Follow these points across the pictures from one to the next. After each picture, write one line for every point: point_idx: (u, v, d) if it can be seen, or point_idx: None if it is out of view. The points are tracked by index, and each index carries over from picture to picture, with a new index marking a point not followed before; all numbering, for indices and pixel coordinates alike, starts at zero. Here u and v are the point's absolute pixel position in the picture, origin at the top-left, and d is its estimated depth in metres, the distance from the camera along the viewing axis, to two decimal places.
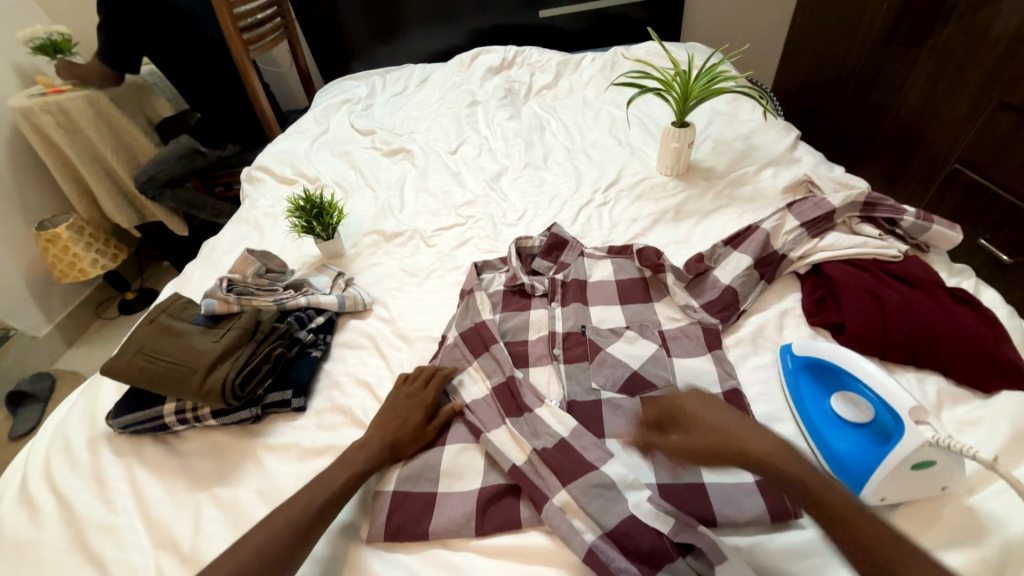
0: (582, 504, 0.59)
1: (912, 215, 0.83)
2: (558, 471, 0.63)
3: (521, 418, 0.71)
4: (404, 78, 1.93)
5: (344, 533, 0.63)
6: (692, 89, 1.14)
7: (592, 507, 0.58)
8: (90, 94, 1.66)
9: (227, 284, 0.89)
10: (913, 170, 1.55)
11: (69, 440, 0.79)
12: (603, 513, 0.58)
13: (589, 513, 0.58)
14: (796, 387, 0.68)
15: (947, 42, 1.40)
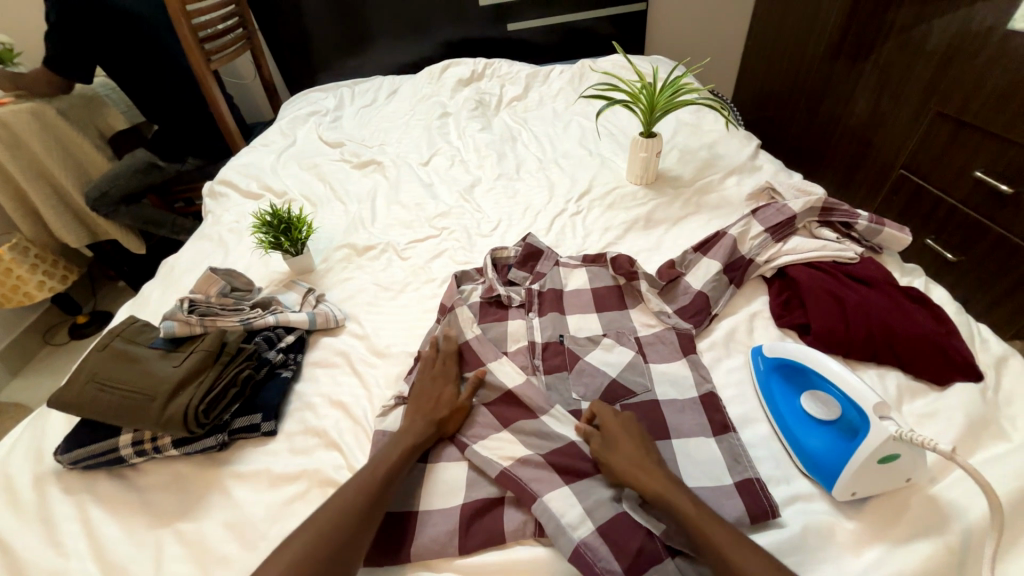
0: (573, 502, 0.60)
1: (865, 219, 0.88)
2: (554, 470, 0.64)
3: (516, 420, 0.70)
4: (372, 90, 1.91)
5: None
6: (658, 101, 1.18)
7: (585, 503, 0.59)
8: (35, 106, 1.57)
9: (188, 305, 0.85)
10: (864, 176, 1.65)
11: (11, 479, 0.72)
12: (594, 511, 0.59)
13: (580, 511, 0.59)
14: (769, 388, 0.70)
15: (887, 57, 1.50)
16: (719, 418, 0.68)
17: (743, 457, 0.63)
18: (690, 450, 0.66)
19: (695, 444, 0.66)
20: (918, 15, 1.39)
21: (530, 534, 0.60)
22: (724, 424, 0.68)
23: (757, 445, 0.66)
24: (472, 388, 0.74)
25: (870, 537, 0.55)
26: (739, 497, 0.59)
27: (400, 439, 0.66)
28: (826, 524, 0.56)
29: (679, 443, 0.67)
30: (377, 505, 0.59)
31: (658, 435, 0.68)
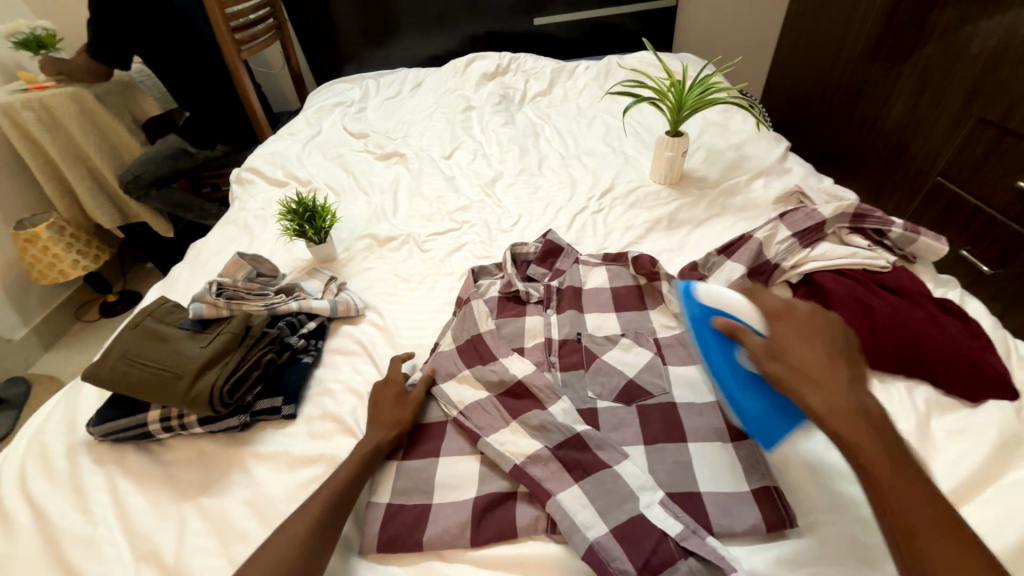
0: (590, 500, 0.60)
1: (899, 226, 0.85)
2: (571, 467, 0.63)
3: (528, 414, 0.70)
4: (398, 82, 1.92)
5: (341, 547, 0.63)
6: (686, 99, 1.15)
7: (599, 502, 0.60)
8: (75, 91, 1.63)
9: (216, 288, 0.87)
10: (897, 183, 1.59)
11: (47, 447, 0.76)
12: (609, 510, 0.59)
13: (595, 510, 0.59)
14: (704, 338, 0.63)
15: (928, 59, 1.44)
16: (737, 424, 0.67)
17: (762, 465, 0.62)
18: (706, 453, 0.65)
19: (711, 449, 0.65)
20: (963, 15, 1.33)
21: (542, 531, 0.60)
22: (743, 430, 0.66)
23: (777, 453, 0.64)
24: (424, 383, 0.76)
25: None
26: (756, 505, 0.58)
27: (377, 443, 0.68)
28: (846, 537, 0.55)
29: (695, 447, 0.66)
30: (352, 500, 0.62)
31: (673, 437, 0.67)
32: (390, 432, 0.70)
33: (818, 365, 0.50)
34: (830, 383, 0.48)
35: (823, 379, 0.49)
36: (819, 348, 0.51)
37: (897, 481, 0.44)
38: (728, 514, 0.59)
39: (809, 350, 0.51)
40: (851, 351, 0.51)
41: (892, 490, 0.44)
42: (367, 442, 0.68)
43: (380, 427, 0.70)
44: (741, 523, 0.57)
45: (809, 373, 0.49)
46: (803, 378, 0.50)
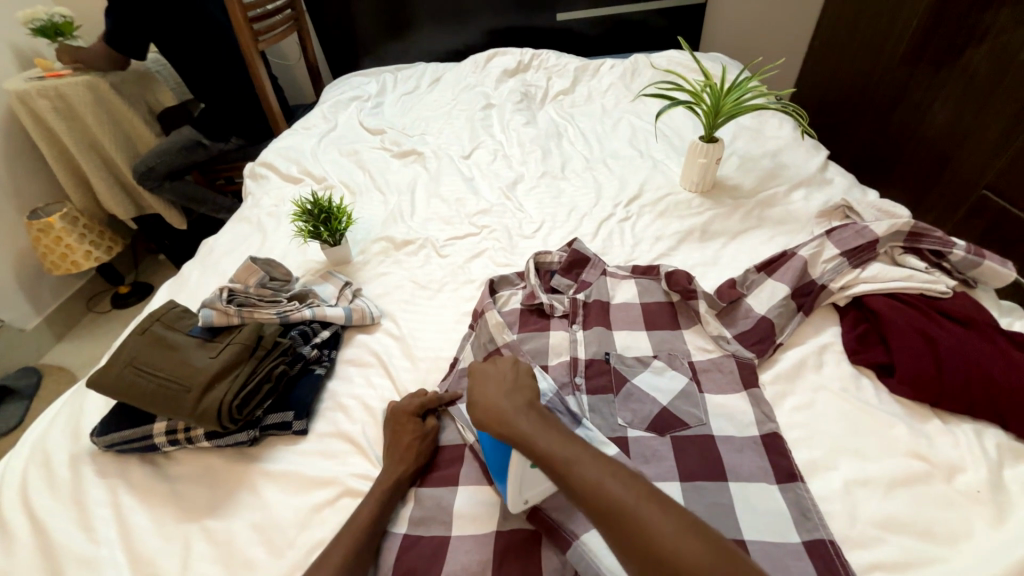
0: None
1: (962, 248, 0.78)
2: None
3: None
4: (416, 77, 1.87)
5: None
6: (723, 104, 1.09)
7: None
8: (91, 81, 1.60)
9: (227, 294, 0.83)
10: (935, 196, 1.51)
11: (49, 456, 0.73)
12: None
13: None
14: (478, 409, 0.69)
15: (977, 63, 1.35)
16: (784, 464, 0.62)
17: (813, 512, 0.57)
18: (749, 495, 0.60)
19: (755, 490, 0.60)
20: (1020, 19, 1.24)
21: None
22: (791, 471, 0.61)
23: (829, 498, 0.59)
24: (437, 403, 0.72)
25: None
26: (810, 561, 0.53)
27: (394, 472, 0.64)
28: None
29: (736, 487, 0.60)
30: (371, 535, 0.58)
31: (713, 475, 0.62)
32: (410, 457, 0.66)
33: (503, 393, 0.61)
34: (512, 410, 0.58)
35: (498, 406, 0.59)
36: (496, 379, 0.63)
37: (598, 488, 0.49)
38: (778, 568, 0.53)
39: (493, 384, 0.62)
40: (523, 381, 0.63)
41: (592, 485, 0.49)
42: (388, 476, 0.64)
43: (397, 457, 0.66)
44: None
45: (488, 403, 0.60)
46: (488, 408, 0.59)
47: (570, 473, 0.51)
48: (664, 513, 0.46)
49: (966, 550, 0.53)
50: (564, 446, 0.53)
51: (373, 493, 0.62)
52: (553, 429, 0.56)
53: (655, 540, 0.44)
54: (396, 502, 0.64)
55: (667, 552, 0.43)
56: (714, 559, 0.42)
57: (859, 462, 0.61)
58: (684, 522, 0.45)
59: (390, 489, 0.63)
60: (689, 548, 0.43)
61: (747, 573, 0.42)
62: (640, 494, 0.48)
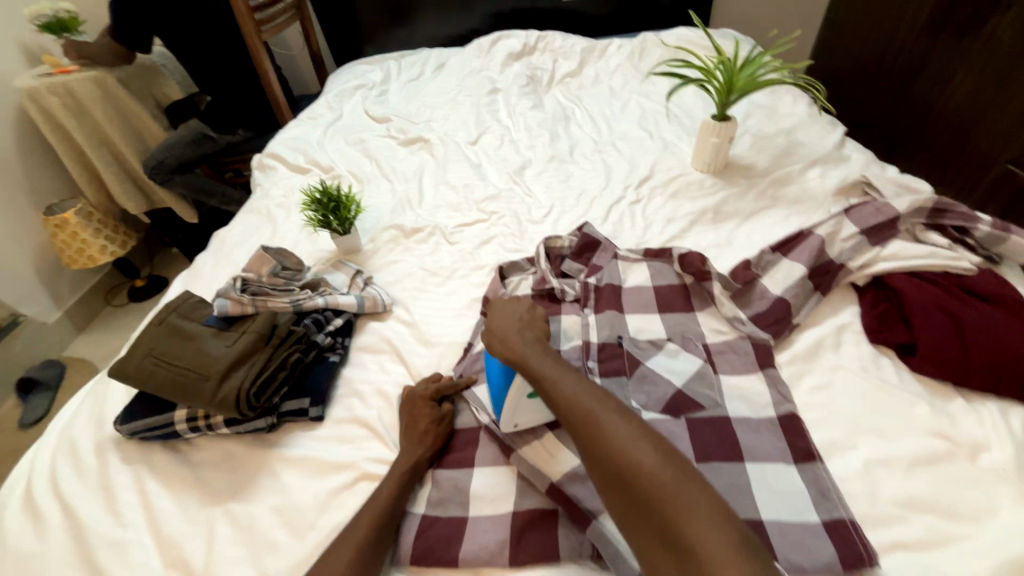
0: None
1: (987, 224, 0.76)
2: None
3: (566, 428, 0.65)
4: (420, 63, 1.84)
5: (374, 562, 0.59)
6: (736, 80, 1.06)
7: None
8: (98, 76, 1.61)
9: (240, 284, 0.85)
10: (956, 173, 1.47)
11: (76, 444, 0.75)
12: None
13: None
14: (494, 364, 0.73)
15: (1002, 31, 1.29)
16: (802, 445, 0.61)
17: (832, 493, 0.56)
18: (767, 476, 0.59)
19: (772, 471, 0.59)
20: None
21: (587, 556, 0.56)
22: (809, 452, 0.60)
23: (849, 478, 0.58)
24: (453, 387, 0.72)
25: None
26: (829, 539, 0.52)
27: (411, 456, 0.65)
28: None
29: (754, 468, 0.60)
30: (390, 517, 0.59)
31: (730, 456, 0.61)
32: (427, 441, 0.66)
33: (513, 326, 0.70)
34: (515, 340, 0.67)
35: (508, 336, 0.68)
36: (512, 316, 0.72)
37: (575, 401, 0.56)
38: (797, 547, 0.52)
39: (510, 318, 0.72)
40: (534, 322, 0.72)
41: (571, 398, 0.56)
42: (406, 459, 0.65)
43: (414, 441, 0.66)
44: (812, 559, 0.51)
45: (498, 332, 0.69)
46: (499, 334, 0.69)
47: (555, 389, 0.58)
48: (630, 426, 0.52)
49: (991, 528, 0.52)
50: (555, 369, 0.61)
51: (392, 476, 0.63)
52: (551, 357, 0.64)
53: (613, 441, 0.50)
54: (415, 485, 0.65)
55: (622, 452, 0.49)
56: (660, 465, 0.48)
57: (879, 442, 0.60)
58: (645, 435, 0.51)
59: (408, 472, 0.63)
60: (642, 452, 0.49)
61: (689, 480, 0.47)
62: (613, 410, 0.54)
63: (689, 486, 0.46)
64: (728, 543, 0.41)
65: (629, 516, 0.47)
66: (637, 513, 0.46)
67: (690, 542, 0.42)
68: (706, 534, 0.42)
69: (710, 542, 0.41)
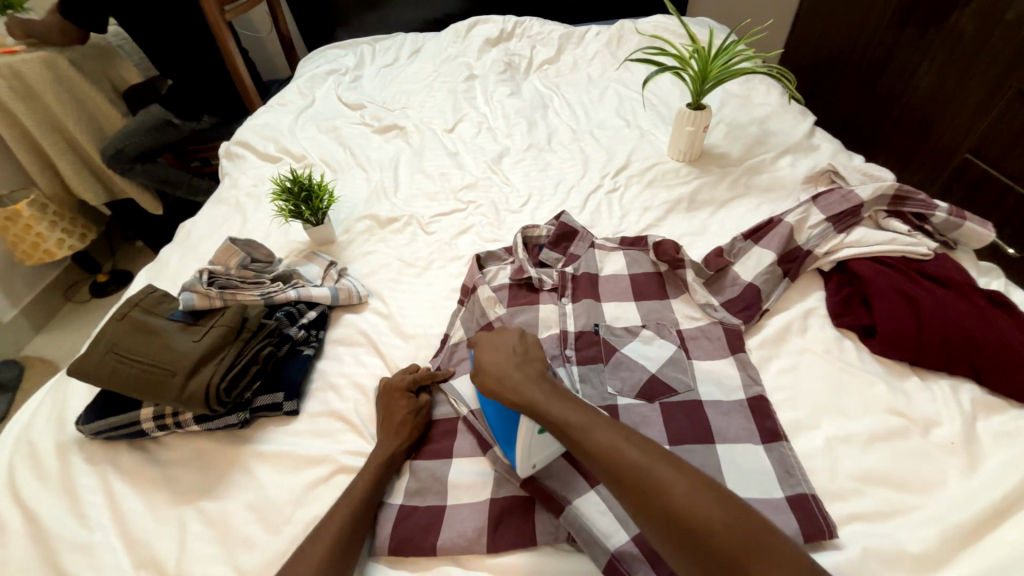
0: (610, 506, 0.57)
1: (944, 211, 0.79)
2: (586, 475, 0.60)
3: None
4: (394, 48, 1.79)
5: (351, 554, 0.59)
6: (711, 69, 1.07)
7: (617, 510, 0.56)
8: (48, 57, 1.51)
9: (207, 277, 0.82)
10: (918, 161, 1.52)
11: (35, 446, 0.72)
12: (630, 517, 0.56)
13: (617, 516, 0.56)
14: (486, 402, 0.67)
15: (963, 24, 1.33)
16: (769, 425, 0.63)
17: (796, 470, 0.58)
18: (736, 456, 0.61)
19: (741, 451, 0.61)
20: None
21: (563, 540, 0.57)
22: (775, 432, 0.63)
23: (812, 455, 0.61)
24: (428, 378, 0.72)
25: (940, 561, 0.51)
26: (792, 514, 0.54)
27: (388, 448, 0.64)
28: (891, 549, 0.51)
29: (723, 449, 0.62)
30: (367, 509, 0.59)
31: (701, 439, 0.63)
32: (404, 432, 0.66)
33: (510, 363, 0.63)
34: (522, 381, 0.60)
35: (511, 375, 0.61)
36: (505, 350, 0.65)
37: (615, 453, 0.50)
38: None
39: (503, 353, 0.64)
40: (531, 353, 0.65)
41: (605, 446, 0.51)
42: (383, 450, 0.64)
43: (390, 433, 0.66)
44: None
45: (497, 374, 0.61)
46: (497, 376, 0.61)
47: (587, 438, 0.52)
48: (678, 474, 0.48)
49: (940, 499, 0.55)
50: (577, 414, 0.55)
51: (368, 469, 0.62)
52: (564, 397, 0.58)
53: (670, 498, 0.46)
54: (392, 477, 0.65)
55: (681, 506, 0.45)
56: (726, 516, 0.45)
57: (841, 420, 0.63)
58: (696, 479, 0.48)
59: (385, 465, 0.63)
60: (702, 503, 0.45)
61: (757, 525, 0.44)
62: (654, 458, 0.50)
63: (759, 533, 0.44)
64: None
65: None
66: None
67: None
68: None
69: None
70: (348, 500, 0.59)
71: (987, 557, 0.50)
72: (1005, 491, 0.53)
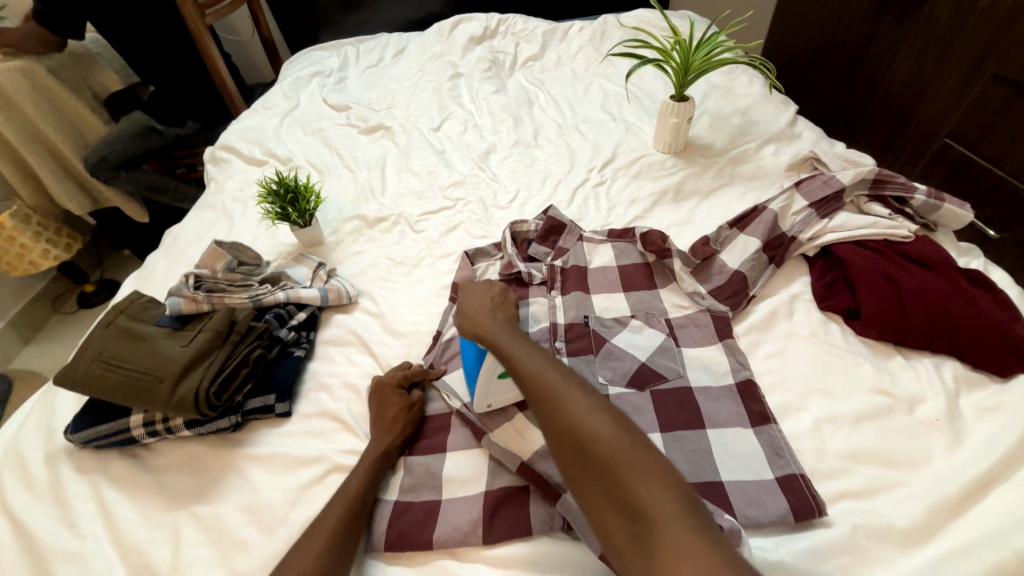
0: None
1: (923, 193, 0.80)
2: None
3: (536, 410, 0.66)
4: (378, 48, 1.79)
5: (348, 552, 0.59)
6: (693, 61, 1.08)
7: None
8: (24, 66, 1.49)
9: (194, 281, 0.81)
10: (901, 147, 1.54)
11: (24, 458, 0.71)
12: None
13: None
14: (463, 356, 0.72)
15: (938, 12, 1.35)
16: (758, 409, 0.64)
17: (786, 451, 0.59)
18: (727, 440, 0.62)
19: (731, 435, 0.62)
20: None
21: (558, 528, 0.57)
22: (764, 415, 0.63)
23: (801, 437, 0.62)
24: (419, 373, 0.72)
25: (927, 534, 0.52)
26: (783, 495, 0.55)
27: (382, 444, 0.65)
28: (879, 524, 0.52)
29: (714, 434, 0.63)
30: (362, 507, 0.59)
31: (692, 424, 0.64)
32: (397, 428, 0.66)
33: (482, 306, 0.69)
34: (482, 318, 0.66)
35: (479, 313, 0.68)
36: (483, 296, 0.72)
37: (537, 376, 0.54)
38: (754, 504, 0.55)
39: (481, 298, 0.71)
40: (504, 303, 0.72)
41: (536, 372, 0.55)
42: (376, 447, 0.64)
43: (384, 430, 0.66)
44: (768, 514, 0.54)
45: (470, 313, 0.68)
46: (470, 315, 0.68)
47: (518, 364, 0.57)
48: (588, 399, 0.51)
49: (926, 474, 0.56)
50: (520, 345, 0.60)
51: (362, 466, 0.62)
52: (516, 334, 0.64)
53: (571, 414, 0.49)
54: (386, 473, 0.65)
55: (579, 421, 0.49)
56: (617, 436, 0.47)
57: (828, 401, 0.64)
58: (603, 405, 0.50)
59: (379, 461, 0.63)
60: (597, 423, 0.48)
61: (644, 448, 0.46)
62: (572, 383, 0.53)
63: (643, 455, 0.46)
64: (682, 512, 0.42)
65: (585, 484, 0.47)
66: (599, 486, 0.45)
67: (647, 510, 0.42)
68: (657, 498, 0.42)
69: (668, 511, 0.41)
70: (342, 499, 0.59)
71: (972, 529, 0.51)
72: (988, 464, 0.54)
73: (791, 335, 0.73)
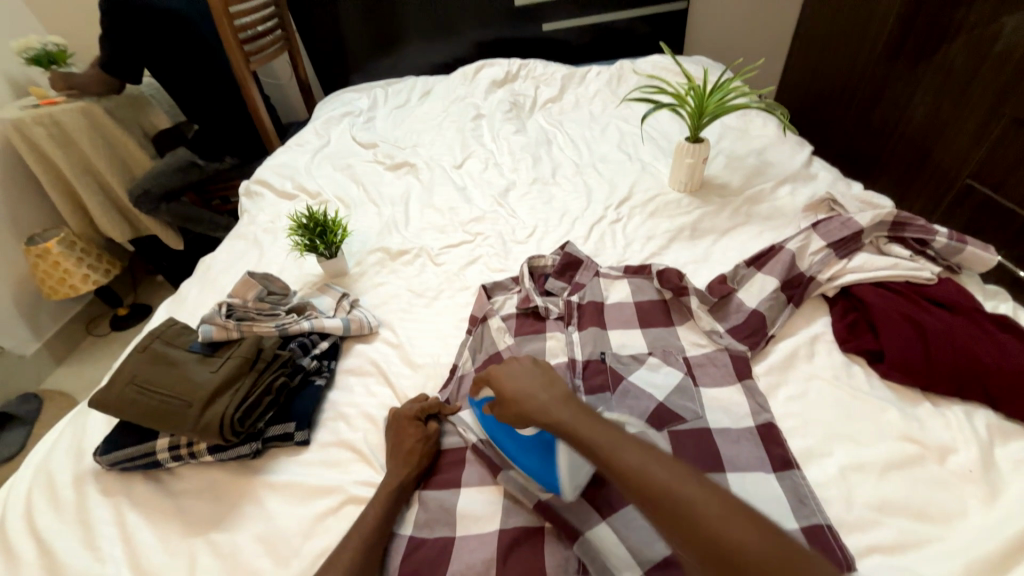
0: (622, 537, 0.56)
1: (944, 236, 0.80)
2: (597, 504, 0.60)
3: None
4: (406, 90, 1.90)
5: None
6: (707, 105, 1.12)
7: (630, 543, 0.56)
8: (85, 107, 1.63)
9: (226, 309, 0.85)
10: (921, 187, 1.53)
11: (53, 478, 0.73)
12: (643, 548, 0.55)
13: (630, 548, 0.56)
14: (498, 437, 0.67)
15: (952, 58, 1.38)
16: (780, 453, 0.63)
17: (810, 499, 0.57)
18: (748, 486, 0.60)
19: (753, 480, 0.61)
20: (992, 11, 1.27)
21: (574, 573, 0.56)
22: (786, 459, 0.62)
23: (826, 485, 0.60)
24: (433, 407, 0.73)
25: None
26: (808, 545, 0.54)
27: (397, 477, 0.65)
28: None
29: (734, 477, 0.61)
30: (376, 541, 0.58)
31: (711, 467, 0.63)
32: (413, 461, 0.67)
33: (533, 385, 0.61)
34: (545, 401, 0.58)
35: (534, 397, 0.59)
36: (524, 375, 0.63)
37: (620, 455, 0.50)
38: None
39: (521, 375, 0.63)
40: (550, 376, 0.63)
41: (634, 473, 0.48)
42: (391, 480, 0.65)
43: (399, 462, 0.66)
44: None
45: (521, 398, 0.60)
46: (520, 398, 0.60)
47: (613, 458, 0.50)
48: (712, 498, 0.45)
49: (961, 530, 0.54)
50: (602, 434, 0.53)
51: (377, 499, 0.62)
52: (589, 416, 0.56)
53: (698, 522, 0.43)
54: (401, 507, 0.64)
55: (714, 531, 0.42)
56: (766, 545, 0.41)
57: (854, 448, 0.62)
58: (730, 503, 0.44)
59: (394, 495, 0.63)
60: (733, 528, 0.42)
61: (802, 556, 0.40)
62: (686, 479, 0.47)
63: (804, 568, 0.39)
64: None
65: None
66: None
67: None
68: None
69: None
70: (356, 533, 0.59)
71: None
72: None
73: (813, 377, 0.71)
